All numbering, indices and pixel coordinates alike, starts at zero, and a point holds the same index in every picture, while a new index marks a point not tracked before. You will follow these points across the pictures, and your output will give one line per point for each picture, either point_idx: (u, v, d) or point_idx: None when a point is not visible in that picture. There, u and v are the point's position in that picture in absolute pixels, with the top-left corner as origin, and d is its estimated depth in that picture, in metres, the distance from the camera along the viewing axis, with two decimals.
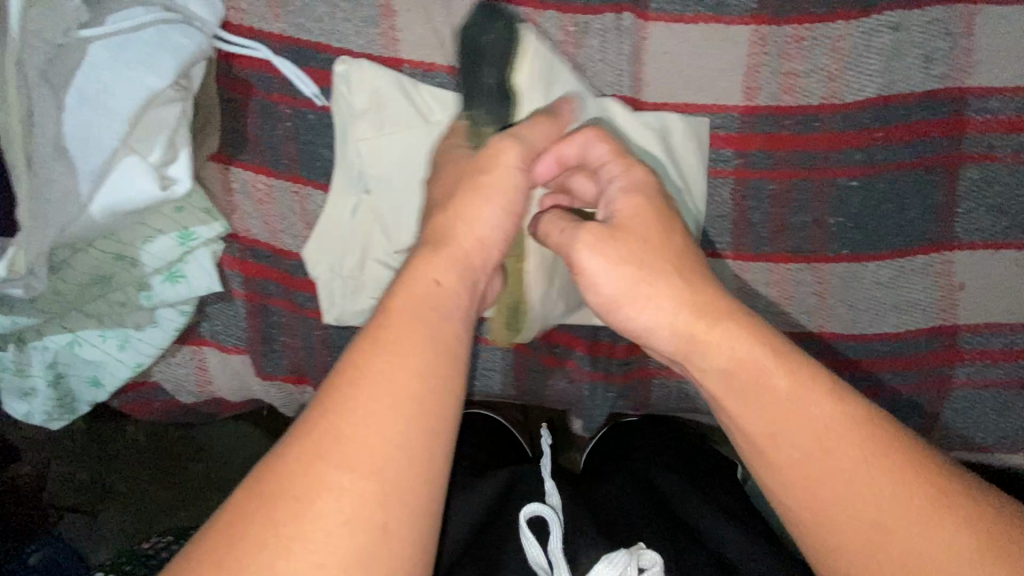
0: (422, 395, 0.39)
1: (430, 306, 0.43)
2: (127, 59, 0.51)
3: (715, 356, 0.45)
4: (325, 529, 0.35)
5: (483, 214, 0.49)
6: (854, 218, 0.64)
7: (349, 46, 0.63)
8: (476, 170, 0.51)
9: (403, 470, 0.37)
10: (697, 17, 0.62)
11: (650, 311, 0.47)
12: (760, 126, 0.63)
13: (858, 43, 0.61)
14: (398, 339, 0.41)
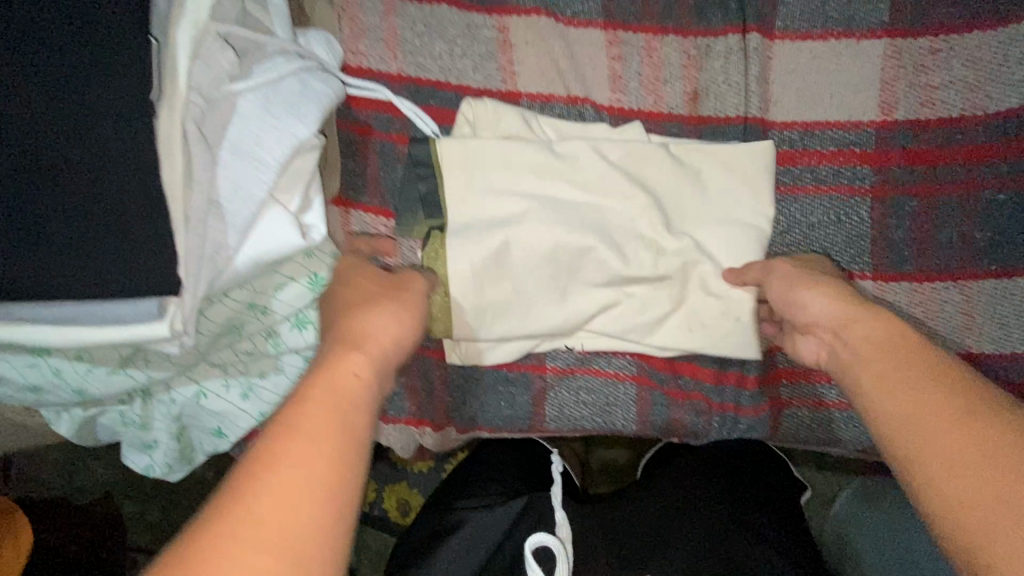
0: (330, 474, 0.36)
1: (349, 393, 0.41)
2: (274, 107, 0.50)
3: (866, 332, 0.48)
4: None
5: (387, 316, 0.49)
6: (1004, 232, 0.61)
7: (467, 83, 0.63)
8: (393, 289, 0.53)
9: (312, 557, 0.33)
10: (827, 34, 0.61)
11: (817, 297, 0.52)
12: (898, 141, 0.61)
13: (998, 52, 0.59)
14: (309, 420, 0.38)
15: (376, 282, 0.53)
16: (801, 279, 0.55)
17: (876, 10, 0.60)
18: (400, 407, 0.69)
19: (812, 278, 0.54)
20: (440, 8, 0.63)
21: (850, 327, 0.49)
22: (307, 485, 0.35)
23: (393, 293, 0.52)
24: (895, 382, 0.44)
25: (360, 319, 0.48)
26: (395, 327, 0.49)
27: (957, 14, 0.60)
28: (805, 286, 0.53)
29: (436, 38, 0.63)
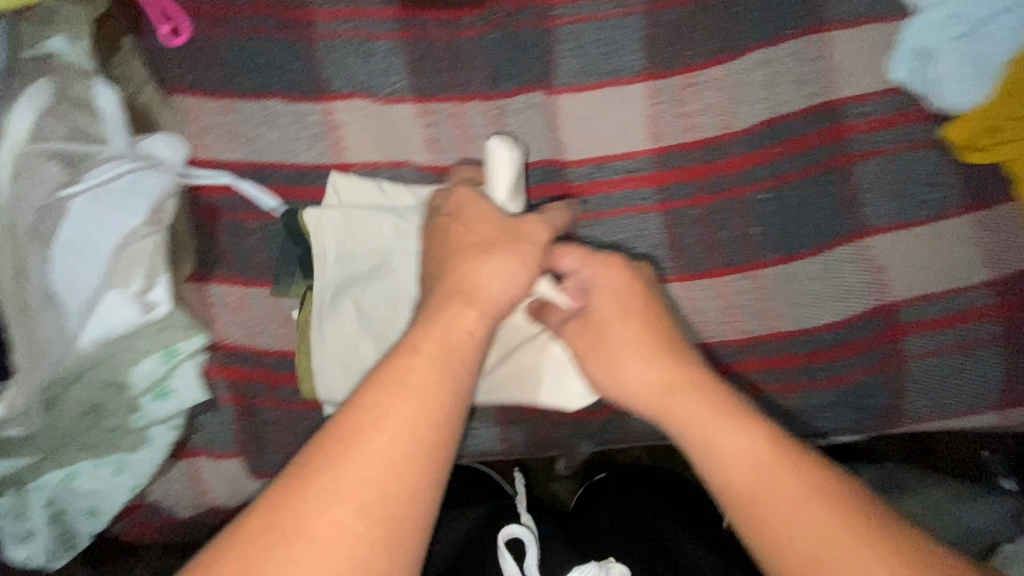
0: (416, 442, 0.41)
1: (451, 353, 0.45)
2: (103, 206, 0.59)
3: (680, 411, 0.48)
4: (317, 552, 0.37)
5: (504, 263, 0.52)
6: (775, 227, 0.71)
7: (302, 161, 0.72)
8: (517, 233, 0.55)
9: (399, 507, 0.39)
10: (598, 84, 0.72)
11: (633, 370, 0.51)
12: (672, 163, 0.72)
13: (737, 81, 0.71)
14: (403, 380, 0.42)
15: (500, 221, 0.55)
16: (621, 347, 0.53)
17: (635, 61, 0.72)
18: (270, 461, 0.70)
19: (621, 341, 0.53)
20: (271, 104, 0.73)
21: (700, 422, 0.46)
22: (410, 448, 0.40)
23: (517, 238, 0.54)
24: (779, 503, 0.42)
25: (474, 261, 0.52)
26: (509, 273, 0.52)
27: (702, 54, 0.71)
28: (630, 354, 0.52)
29: (271, 127, 0.72)
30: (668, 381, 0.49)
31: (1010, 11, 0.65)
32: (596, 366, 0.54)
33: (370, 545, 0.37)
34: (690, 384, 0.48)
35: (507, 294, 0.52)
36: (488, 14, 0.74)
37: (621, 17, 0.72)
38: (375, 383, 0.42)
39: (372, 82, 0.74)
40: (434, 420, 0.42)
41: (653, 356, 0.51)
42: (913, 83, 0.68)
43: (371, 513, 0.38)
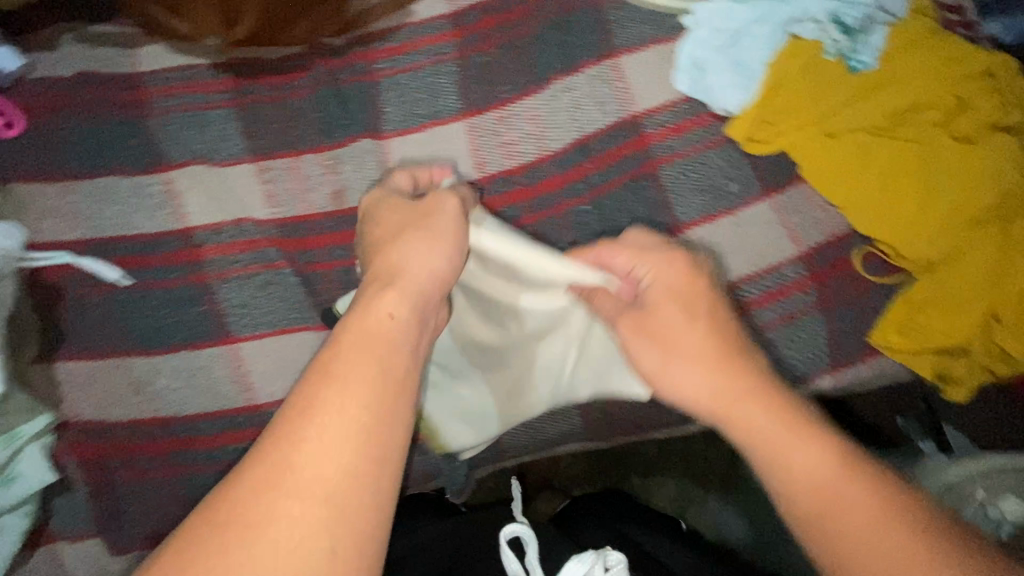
0: (368, 425, 0.42)
1: (379, 339, 0.46)
2: None
3: (752, 415, 0.52)
4: (277, 538, 0.38)
5: (419, 243, 0.54)
6: (600, 234, 0.76)
7: (144, 231, 0.75)
8: (425, 211, 0.56)
9: (354, 493, 0.40)
10: (421, 126, 0.78)
11: (692, 377, 0.55)
12: (499, 188, 0.77)
13: (546, 108, 0.78)
14: (342, 372, 0.43)
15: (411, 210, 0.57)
16: (687, 347, 0.56)
17: (452, 102, 0.79)
18: (134, 534, 0.70)
19: (674, 345, 0.56)
20: (107, 180, 0.75)
21: (757, 431, 0.51)
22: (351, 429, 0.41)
23: (423, 220, 0.55)
24: (831, 507, 0.46)
25: (394, 249, 0.53)
26: (423, 249, 0.53)
27: (512, 88, 0.79)
28: (688, 365, 0.55)
29: (110, 203, 0.75)
30: (725, 390, 0.53)
31: (760, 22, 0.75)
32: (657, 364, 0.57)
33: (325, 527, 0.38)
34: (745, 399, 0.52)
35: (430, 275, 0.52)
36: (313, 75, 0.80)
37: (435, 65, 0.80)
38: (304, 382, 0.43)
39: (208, 148, 0.78)
40: (371, 404, 0.42)
41: (698, 360, 0.55)
42: (696, 91, 0.76)
43: (321, 494, 0.39)
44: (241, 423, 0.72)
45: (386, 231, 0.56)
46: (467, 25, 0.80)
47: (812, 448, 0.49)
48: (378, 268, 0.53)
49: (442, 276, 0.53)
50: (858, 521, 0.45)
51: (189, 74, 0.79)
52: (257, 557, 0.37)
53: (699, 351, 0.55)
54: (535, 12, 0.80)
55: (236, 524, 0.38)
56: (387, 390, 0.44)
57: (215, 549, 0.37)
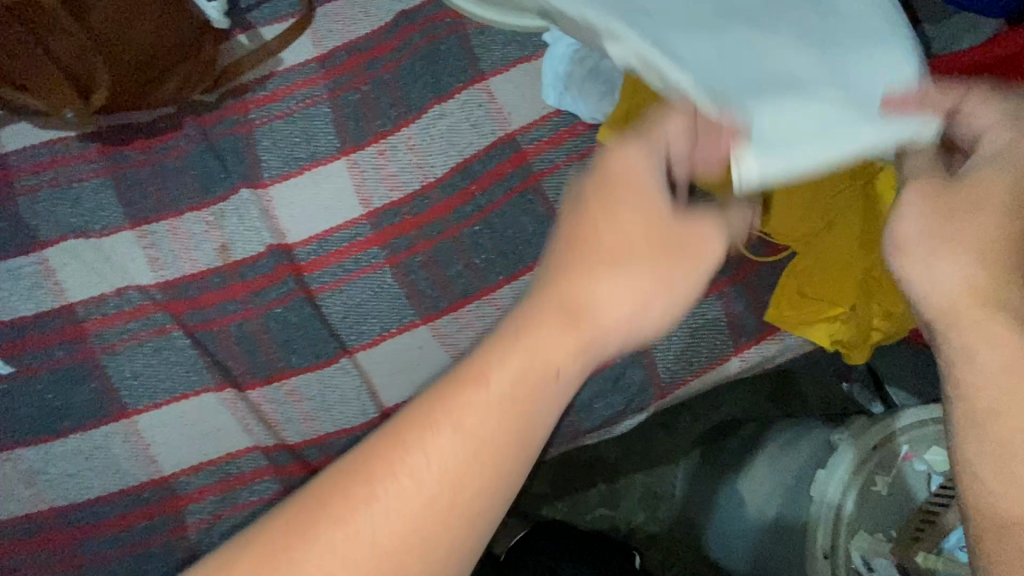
0: (494, 444, 0.37)
1: (521, 397, 0.38)
2: None
3: (990, 347, 0.43)
4: (378, 508, 0.35)
5: (630, 278, 0.41)
6: (495, 252, 0.77)
7: (21, 314, 0.72)
8: (671, 244, 0.43)
9: (449, 514, 0.36)
10: (301, 170, 0.79)
11: (949, 267, 0.44)
12: (387, 220, 0.78)
13: (423, 136, 0.80)
14: (530, 342, 0.39)
15: (652, 221, 0.43)
16: (935, 246, 0.45)
17: (331, 143, 0.80)
18: None
19: (947, 240, 0.45)
20: None
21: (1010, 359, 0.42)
22: (438, 498, 0.36)
23: (668, 253, 0.43)
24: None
25: (587, 275, 0.41)
26: (635, 297, 0.42)
27: (389, 122, 0.80)
28: (940, 256, 0.45)
29: None
30: (982, 296, 0.43)
31: None
32: (922, 254, 0.46)
33: (410, 529, 0.35)
34: (1006, 302, 0.43)
35: (621, 324, 0.41)
36: (186, 134, 0.80)
37: (309, 107, 0.81)
38: (439, 396, 0.38)
39: (86, 220, 0.76)
40: (523, 431, 0.38)
41: (978, 261, 0.44)
42: (566, 104, 0.79)
43: (424, 492, 0.36)
44: (148, 499, 0.69)
45: (610, 237, 0.42)
46: (336, 67, 0.83)
47: None
48: (560, 291, 0.41)
49: (642, 338, 0.43)
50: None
51: (57, 150, 0.78)
52: (363, 516, 0.35)
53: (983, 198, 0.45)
54: (400, 48, 0.83)
55: (309, 524, 0.35)
56: (479, 473, 0.37)
57: (326, 487, 0.36)
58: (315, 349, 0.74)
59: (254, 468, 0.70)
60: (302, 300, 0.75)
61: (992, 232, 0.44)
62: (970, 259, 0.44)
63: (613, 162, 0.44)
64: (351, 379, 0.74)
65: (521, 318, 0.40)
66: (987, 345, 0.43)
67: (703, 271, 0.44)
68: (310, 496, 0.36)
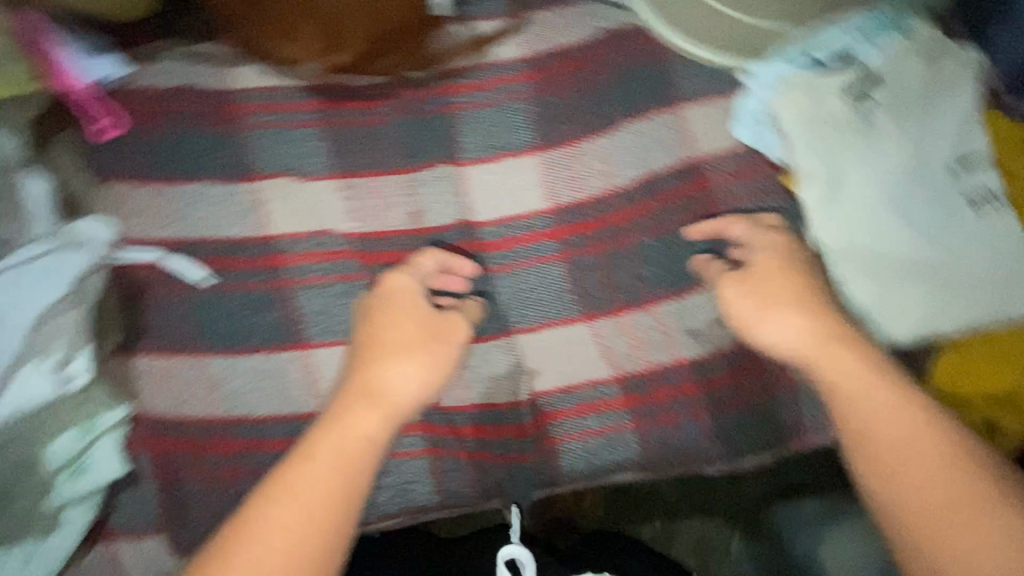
0: (352, 453, 0.59)
1: (355, 446, 0.60)
2: (23, 283, 0.63)
3: (859, 410, 0.60)
4: (280, 503, 0.55)
5: (408, 368, 0.66)
6: (664, 267, 0.81)
7: (231, 236, 0.79)
8: (432, 335, 0.69)
9: (335, 491, 0.57)
10: (497, 155, 0.84)
11: (771, 330, 0.68)
12: (568, 218, 0.82)
13: (615, 145, 0.84)
14: (313, 449, 0.59)
15: (418, 308, 0.70)
16: (790, 300, 0.68)
17: (526, 136, 0.84)
18: (196, 535, 0.70)
19: (787, 305, 0.68)
20: (199, 186, 0.80)
21: (840, 372, 0.63)
22: (308, 492, 0.56)
23: (432, 338, 0.69)
24: (939, 534, 0.52)
25: (384, 370, 0.65)
26: (421, 381, 0.66)
27: (585, 127, 0.85)
28: (762, 323, 0.68)
29: (198, 207, 0.79)
30: (815, 344, 0.65)
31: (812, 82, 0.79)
32: (750, 325, 0.69)
33: (303, 520, 0.54)
34: (830, 343, 0.65)
35: (417, 398, 0.65)
36: (397, 104, 0.86)
37: (510, 102, 0.86)
38: (287, 472, 0.57)
39: (295, 163, 0.82)
40: (342, 472, 0.58)
41: (801, 322, 0.67)
42: (761, 142, 0.82)
43: (291, 500, 0.55)
44: (309, 428, 0.74)
45: (385, 342, 0.67)
46: (542, 68, 0.88)
47: (951, 446, 0.56)
48: (373, 384, 0.65)
49: (425, 402, 0.67)
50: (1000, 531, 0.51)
51: (281, 94, 0.85)
52: (282, 499, 0.55)
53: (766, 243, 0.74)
54: (602, 63, 0.88)
55: (237, 541, 0.53)
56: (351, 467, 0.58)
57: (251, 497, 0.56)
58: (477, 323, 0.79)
59: (409, 420, 0.77)
60: (477, 275, 0.80)
61: (807, 313, 0.67)
62: (802, 320, 0.67)
63: (396, 282, 0.72)
64: (506, 358, 0.79)
65: (347, 403, 0.63)
66: (833, 372, 0.64)
67: (449, 359, 0.69)
68: (249, 509, 0.56)
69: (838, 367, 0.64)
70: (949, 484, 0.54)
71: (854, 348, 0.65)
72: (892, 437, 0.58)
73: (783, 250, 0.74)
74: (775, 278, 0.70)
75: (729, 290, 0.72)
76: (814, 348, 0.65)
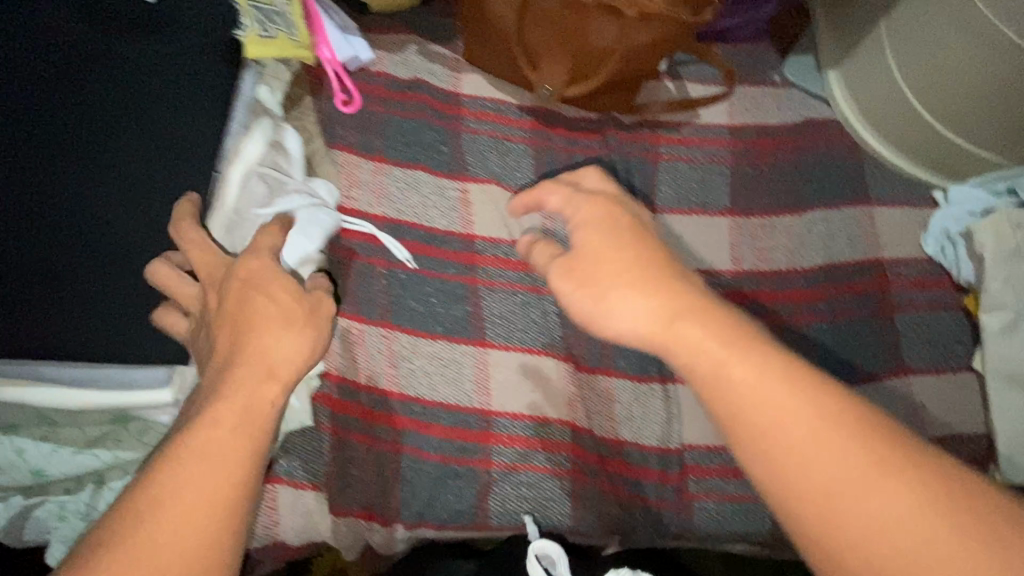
0: (221, 476, 0.46)
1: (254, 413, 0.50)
2: (285, 231, 0.65)
3: (732, 383, 0.46)
4: (174, 489, 0.45)
5: (288, 341, 0.54)
6: (832, 353, 0.83)
7: (436, 226, 0.83)
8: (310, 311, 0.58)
9: (218, 493, 0.46)
10: (690, 211, 0.88)
11: (638, 320, 0.50)
12: (748, 284, 0.85)
13: (803, 228, 0.88)
14: (210, 435, 0.47)
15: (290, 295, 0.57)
16: (689, 315, 0.49)
17: (722, 199, 0.89)
18: (353, 499, 0.73)
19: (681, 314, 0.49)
20: (416, 173, 0.85)
21: (757, 399, 0.44)
22: (218, 450, 0.47)
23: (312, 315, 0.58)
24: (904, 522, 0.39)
25: (263, 340, 0.53)
26: (295, 352, 0.55)
27: (777, 203, 0.89)
28: (613, 304, 0.51)
29: (412, 192, 0.84)
30: (659, 326, 0.50)
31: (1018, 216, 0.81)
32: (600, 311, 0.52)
33: (211, 508, 0.45)
34: (688, 318, 0.49)
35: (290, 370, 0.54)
36: (604, 141, 0.90)
37: (711, 164, 0.90)
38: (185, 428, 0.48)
39: (504, 173, 0.87)
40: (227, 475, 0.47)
41: (700, 315, 0.49)
42: (942, 257, 0.86)
43: (206, 486, 0.46)
44: (471, 423, 0.77)
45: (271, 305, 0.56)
46: (745, 139, 0.92)
47: (819, 438, 0.42)
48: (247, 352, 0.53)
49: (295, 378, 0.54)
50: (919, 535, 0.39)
51: (502, 108, 0.90)
52: (173, 482, 0.45)
53: (595, 220, 0.57)
54: (802, 148, 0.92)
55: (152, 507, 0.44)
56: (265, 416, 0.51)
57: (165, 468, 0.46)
58: (643, 363, 0.82)
59: (561, 441, 0.78)
60: None
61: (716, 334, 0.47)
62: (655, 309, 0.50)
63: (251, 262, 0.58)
64: (662, 405, 0.81)
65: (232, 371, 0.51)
66: (747, 371, 0.45)
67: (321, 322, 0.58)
68: (157, 485, 0.45)
69: (776, 399, 0.44)
70: (886, 496, 0.40)
71: (775, 378, 0.45)
72: (828, 487, 0.41)
73: (636, 258, 0.53)
74: (617, 264, 0.53)
75: (561, 285, 0.55)
76: (706, 377, 0.47)
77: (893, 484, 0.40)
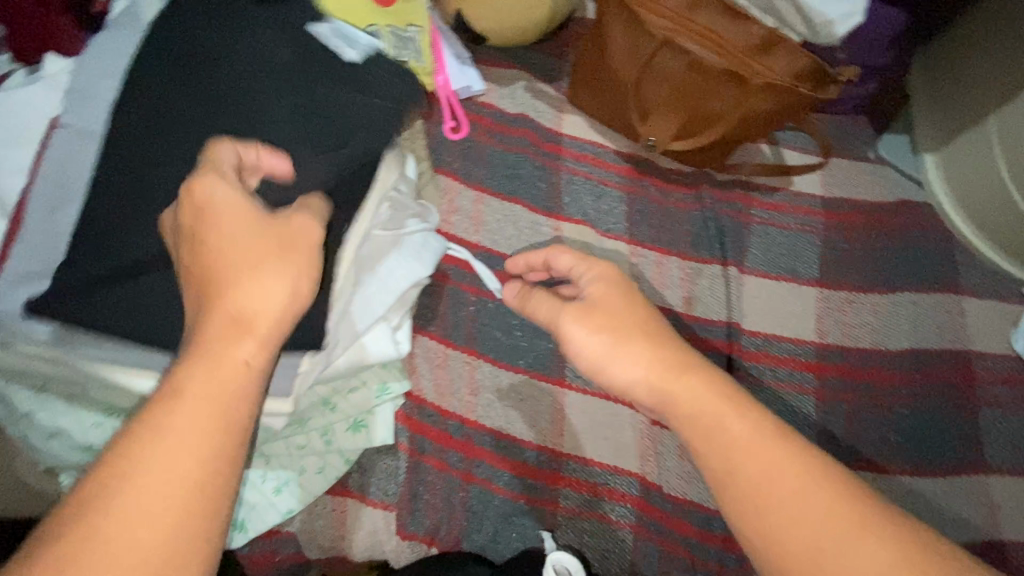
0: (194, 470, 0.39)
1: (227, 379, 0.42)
2: (404, 251, 0.66)
3: (686, 390, 0.49)
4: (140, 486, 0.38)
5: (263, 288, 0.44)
6: (911, 440, 0.81)
7: None
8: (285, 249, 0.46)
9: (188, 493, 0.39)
10: (778, 276, 0.88)
11: (629, 368, 0.51)
12: (831, 357, 0.84)
13: (891, 308, 0.87)
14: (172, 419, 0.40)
15: (256, 224, 0.46)
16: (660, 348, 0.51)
17: (811, 268, 0.89)
18: (420, 523, 0.72)
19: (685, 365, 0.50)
20: (514, 206, 0.86)
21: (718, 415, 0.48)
22: (197, 428, 0.40)
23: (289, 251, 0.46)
24: (809, 519, 0.42)
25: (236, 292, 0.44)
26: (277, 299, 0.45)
27: (865, 280, 0.89)
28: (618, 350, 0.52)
29: (508, 224, 0.85)
30: (658, 367, 0.50)
31: None
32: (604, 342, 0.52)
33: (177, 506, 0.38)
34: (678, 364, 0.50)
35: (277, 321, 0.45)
36: (699, 195, 0.91)
37: (803, 232, 0.91)
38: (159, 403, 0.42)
39: (598, 216, 0.88)
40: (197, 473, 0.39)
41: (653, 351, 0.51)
42: None
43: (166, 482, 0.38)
44: (541, 462, 0.76)
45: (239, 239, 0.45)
46: (837, 212, 0.92)
47: (754, 429, 0.46)
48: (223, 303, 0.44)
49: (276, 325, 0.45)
50: (839, 533, 0.41)
51: (602, 151, 0.92)
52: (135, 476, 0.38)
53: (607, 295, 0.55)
54: (894, 228, 0.92)
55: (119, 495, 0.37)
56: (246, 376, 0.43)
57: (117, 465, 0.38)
58: None
59: (629, 492, 0.77)
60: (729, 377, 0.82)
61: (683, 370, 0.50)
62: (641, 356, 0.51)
63: (200, 190, 0.46)
64: None
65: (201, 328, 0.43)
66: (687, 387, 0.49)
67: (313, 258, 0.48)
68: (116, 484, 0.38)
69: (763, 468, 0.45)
70: (825, 501, 0.42)
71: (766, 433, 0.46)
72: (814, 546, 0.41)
73: (642, 322, 0.53)
74: (617, 305, 0.54)
75: (572, 332, 0.54)
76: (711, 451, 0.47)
77: (885, 545, 0.40)
